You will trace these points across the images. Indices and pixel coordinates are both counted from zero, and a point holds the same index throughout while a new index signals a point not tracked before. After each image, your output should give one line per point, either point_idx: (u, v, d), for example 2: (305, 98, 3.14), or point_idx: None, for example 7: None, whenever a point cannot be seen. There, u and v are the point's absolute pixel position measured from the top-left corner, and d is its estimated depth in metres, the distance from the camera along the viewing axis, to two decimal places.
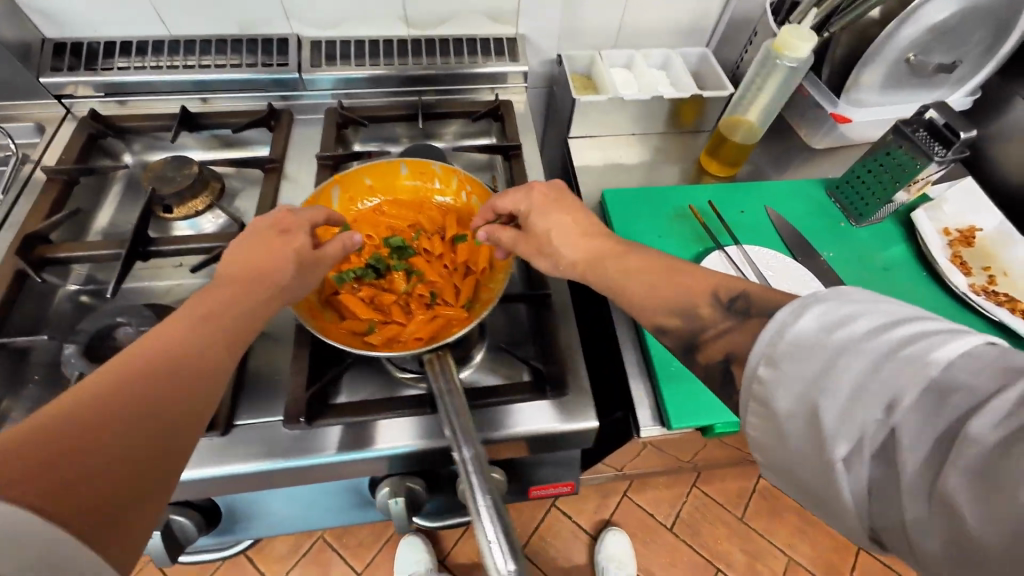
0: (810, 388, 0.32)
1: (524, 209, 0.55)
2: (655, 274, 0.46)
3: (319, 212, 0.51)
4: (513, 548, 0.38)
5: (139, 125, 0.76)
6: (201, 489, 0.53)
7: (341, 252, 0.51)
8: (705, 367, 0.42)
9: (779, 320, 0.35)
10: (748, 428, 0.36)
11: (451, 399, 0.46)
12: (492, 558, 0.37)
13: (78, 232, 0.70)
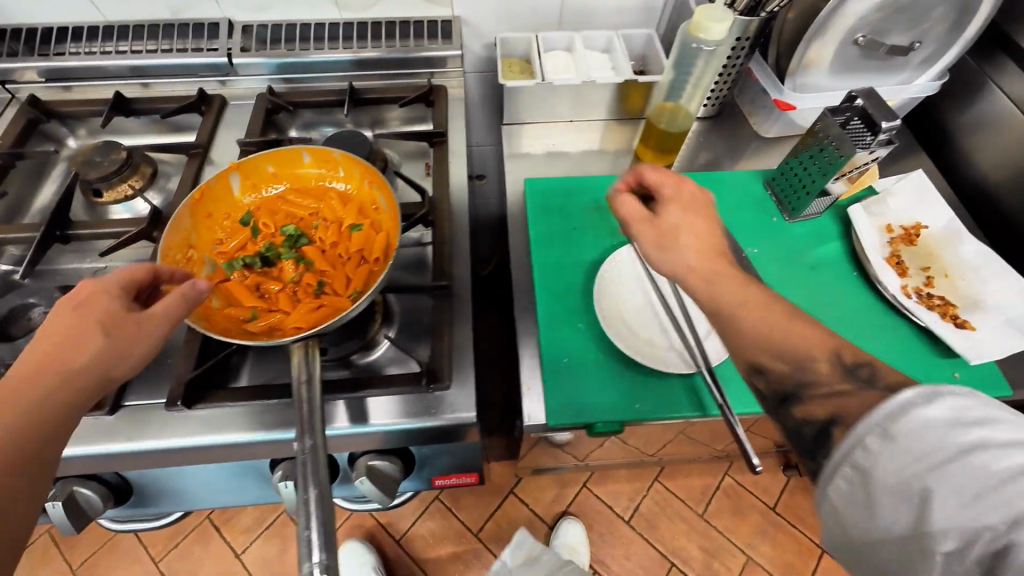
0: (922, 477, 0.31)
1: (668, 194, 0.52)
2: (752, 300, 0.43)
3: (134, 268, 0.43)
4: (326, 541, 0.39)
5: (76, 110, 0.78)
6: (93, 465, 0.55)
7: (178, 305, 0.42)
8: (798, 422, 0.40)
9: (904, 398, 0.33)
10: (830, 490, 0.35)
11: (308, 389, 0.46)
12: (304, 548, 0.39)
13: (13, 214, 0.72)
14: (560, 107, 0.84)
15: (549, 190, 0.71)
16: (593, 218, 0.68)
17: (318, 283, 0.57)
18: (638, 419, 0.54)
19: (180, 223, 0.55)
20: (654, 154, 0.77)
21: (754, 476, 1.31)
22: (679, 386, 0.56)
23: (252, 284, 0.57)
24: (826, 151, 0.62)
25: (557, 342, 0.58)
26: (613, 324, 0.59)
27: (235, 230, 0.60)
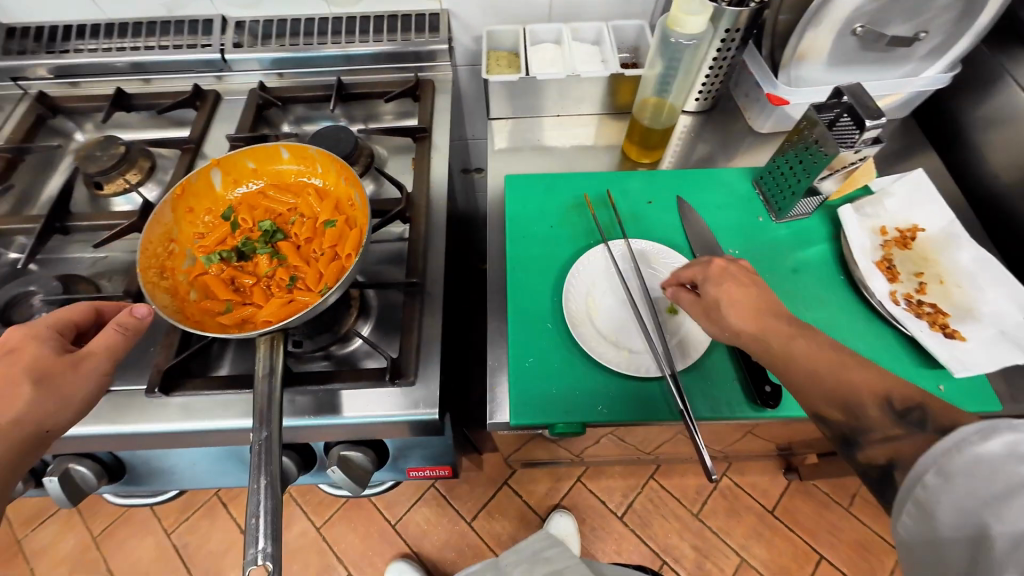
0: (983, 509, 0.31)
1: (699, 275, 0.52)
2: (812, 368, 0.43)
3: (70, 311, 0.48)
4: (272, 530, 0.41)
5: (81, 105, 0.82)
6: (82, 445, 0.59)
7: (112, 337, 0.48)
8: (863, 467, 0.40)
9: (961, 434, 0.34)
10: (899, 526, 0.36)
11: (267, 382, 0.48)
12: (251, 536, 0.40)
13: (22, 206, 0.76)
14: (546, 102, 0.83)
15: (528, 187, 0.71)
16: (571, 216, 0.68)
17: (291, 278, 0.59)
18: (600, 422, 0.54)
19: (161, 217, 0.58)
20: (639, 149, 0.77)
21: (751, 477, 1.29)
22: (645, 391, 0.55)
23: (228, 277, 0.59)
24: (812, 151, 0.59)
25: (524, 341, 0.59)
26: (581, 324, 0.58)
27: (216, 225, 0.62)
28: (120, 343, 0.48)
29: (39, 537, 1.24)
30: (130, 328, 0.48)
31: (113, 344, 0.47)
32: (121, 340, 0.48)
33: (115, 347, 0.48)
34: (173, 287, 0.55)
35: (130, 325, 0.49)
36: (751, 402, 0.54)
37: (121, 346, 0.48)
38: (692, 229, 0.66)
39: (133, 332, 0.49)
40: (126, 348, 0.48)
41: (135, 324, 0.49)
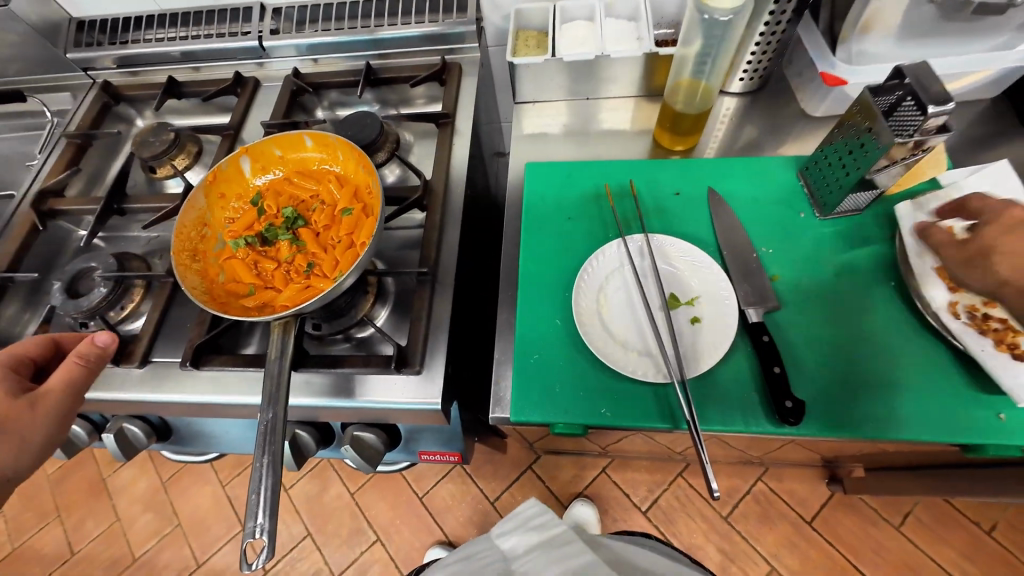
0: None
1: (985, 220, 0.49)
2: None
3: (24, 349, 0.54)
4: (268, 507, 0.44)
5: (138, 93, 0.88)
6: (130, 408, 0.65)
7: (72, 368, 0.52)
8: None
9: None
10: None
11: (279, 363, 0.51)
12: (250, 509, 0.43)
13: (90, 188, 0.84)
14: (574, 84, 0.79)
15: (549, 176, 0.68)
16: (589, 207, 0.65)
17: (309, 265, 0.61)
18: (601, 424, 0.53)
19: (195, 203, 0.61)
20: (671, 136, 0.72)
21: (789, 485, 1.22)
22: (652, 396, 0.53)
23: (253, 261, 0.62)
24: (863, 141, 0.53)
25: (530, 336, 0.58)
26: (590, 323, 0.56)
27: (246, 210, 0.65)
28: (82, 373, 0.53)
29: (118, 478, 1.42)
30: (90, 358, 0.53)
31: (75, 374, 0.52)
32: (84, 369, 0.53)
33: (79, 378, 0.53)
34: (203, 269, 0.59)
35: (91, 355, 0.54)
36: (769, 415, 0.51)
37: (83, 376, 0.53)
38: (720, 225, 0.62)
39: (95, 361, 0.54)
40: (88, 378, 0.53)
41: (96, 353, 0.54)
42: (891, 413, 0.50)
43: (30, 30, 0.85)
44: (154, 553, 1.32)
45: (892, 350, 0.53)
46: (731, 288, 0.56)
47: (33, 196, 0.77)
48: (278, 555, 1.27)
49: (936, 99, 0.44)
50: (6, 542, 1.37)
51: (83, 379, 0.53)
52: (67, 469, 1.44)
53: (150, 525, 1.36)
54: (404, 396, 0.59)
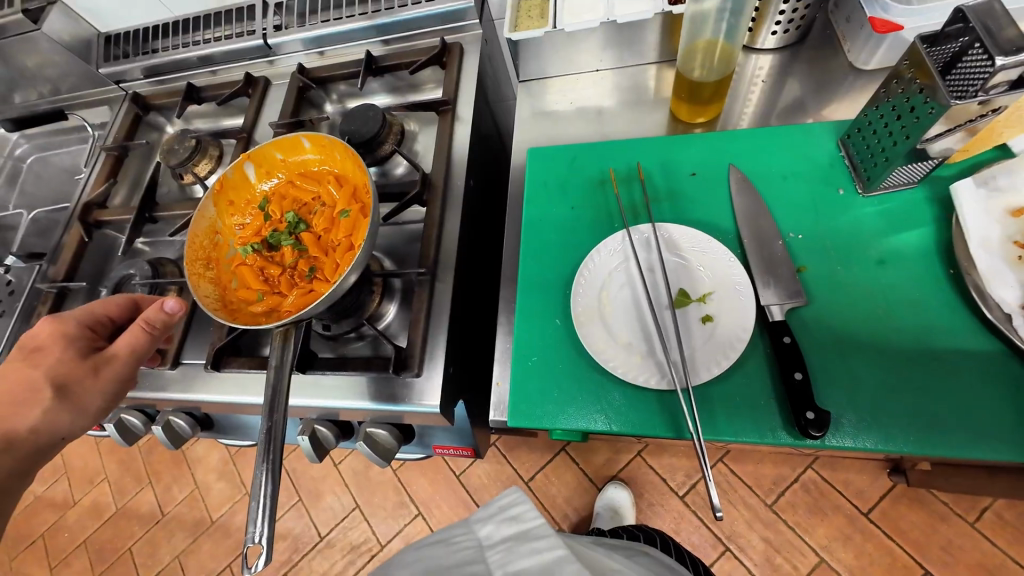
0: None
1: None
2: None
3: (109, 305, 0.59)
4: (268, 513, 0.46)
5: (163, 102, 0.92)
6: (170, 404, 0.71)
7: (139, 333, 0.55)
8: None
9: None
10: None
11: (278, 373, 0.51)
12: (254, 515, 0.46)
13: (131, 197, 0.90)
14: (581, 55, 0.73)
15: (553, 161, 0.64)
16: (593, 195, 0.61)
17: (311, 269, 0.62)
18: (601, 430, 0.50)
19: (205, 212, 0.63)
20: (688, 107, 0.64)
21: (845, 475, 1.13)
22: (656, 402, 0.49)
23: (260, 268, 0.63)
24: (913, 104, 0.44)
25: (529, 337, 0.55)
26: (590, 323, 0.52)
27: (253, 216, 0.67)
28: (147, 337, 0.56)
29: (195, 449, 1.59)
30: (156, 324, 0.56)
31: (141, 338, 0.55)
32: (149, 334, 0.56)
33: (144, 341, 0.56)
34: (217, 277, 0.62)
35: (157, 323, 0.56)
36: (789, 426, 0.45)
37: (148, 341, 0.56)
38: (741, 209, 0.55)
39: (160, 327, 0.56)
40: (152, 341, 0.56)
41: (162, 321, 0.56)
42: (940, 428, 0.43)
43: (66, 50, 0.91)
44: (229, 517, 1.48)
45: (946, 354, 0.46)
46: (749, 283, 0.50)
47: (80, 208, 0.84)
48: (332, 523, 1.38)
49: (1004, 49, 0.36)
50: (111, 502, 1.58)
51: (149, 341, 0.56)
52: (153, 441, 1.62)
53: (224, 492, 1.52)
54: (406, 400, 0.59)
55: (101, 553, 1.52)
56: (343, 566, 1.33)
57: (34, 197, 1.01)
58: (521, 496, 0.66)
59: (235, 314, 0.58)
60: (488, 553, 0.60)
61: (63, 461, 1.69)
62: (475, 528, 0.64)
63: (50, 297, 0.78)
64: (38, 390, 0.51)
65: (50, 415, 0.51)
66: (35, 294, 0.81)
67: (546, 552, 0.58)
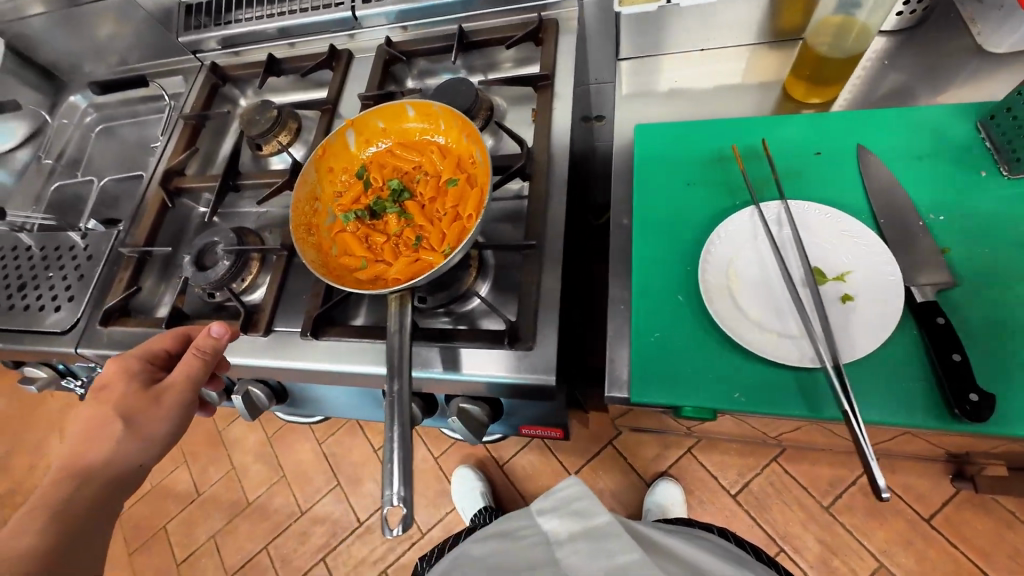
0: None
1: None
2: None
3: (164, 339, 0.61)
4: (404, 479, 0.43)
5: (242, 72, 0.91)
6: (256, 373, 0.69)
7: (193, 362, 0.58)
8: None
9: None
10: None
11: (399, 338, 0.50)
12: (388, 481, 0.44)
13: (206, 167, 0.90)
14: (684, 31, 0.71)
15: (663, 134, 0.62)
16: (711, 171, 0.59)
17: (417, 237, 0.60)
18: (735, 410, 0.48)
19: (306, 177, 0.63)
20: (809, 86, 0.64)
21: (906, 479, 1.11)
22: (795, 381, 0.47)
23: (363, 235, 0.62)
24: None
25: (650, 313, 0.53)
26: (719, 300, 0.51)
27: (352, 184, 0.66)
28: (200, 364, 0.59)
29: (233, 430, 1.59)
30: (207, 350, 0.59)
31: (195, 365, 0.58)
32: (202, 360, 0.59)
33: (198, 368, 0.58)
34: (318, 243, 0.61)
35: (207, 348, 0.59)
36: (946, 409, 0.44)
37: (201, 366, 0.58)
38: (875, 188, 0.53)
39: (211, 352, 0.59)
40: (206, 368, 0.59)
41: (211, 346, 0.59)
42: None
43: None
44: (266, 498, 1.48)
45: None
46: (894, 262, 0.48)
47: (161, 176, 0.83)
48: (371, 509, 1.39)
49: None
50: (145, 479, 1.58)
51: (203, 369, 0.59)
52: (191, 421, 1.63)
53: (260, 474, 1.51)
54: (515, 374, 0.57)
55: (136, 530, 1.52)
56: (383, 552, 1.34)
57: (103, 166, 1.01)
58: (582, 490, 0.71)
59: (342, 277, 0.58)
60: (559, 552, 0.64)
61: None
62: (540, 522, 0.70)
63: (132, 263, 0.78)
64: (110, 422, 0.54)
65: (120, 445, 0.53)
66: (115, 260, 0.81)
67: (619, 553, 0.61)
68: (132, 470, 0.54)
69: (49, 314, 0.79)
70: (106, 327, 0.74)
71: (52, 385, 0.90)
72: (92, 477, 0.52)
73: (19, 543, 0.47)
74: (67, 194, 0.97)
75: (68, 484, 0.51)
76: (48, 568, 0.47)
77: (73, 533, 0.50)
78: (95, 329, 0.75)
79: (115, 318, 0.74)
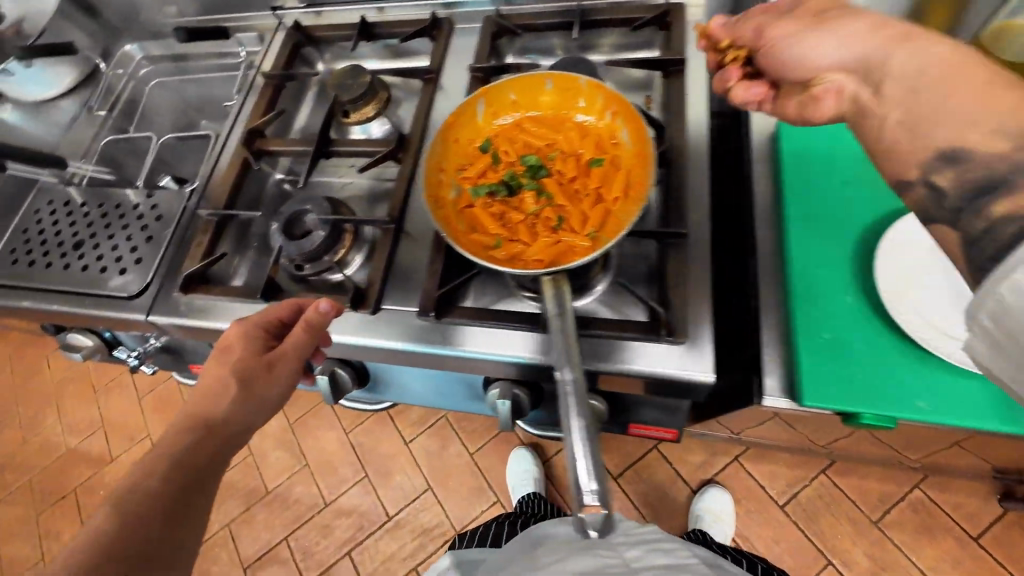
0: None
1: None
2: None
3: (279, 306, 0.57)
4: (597, 473, 0.41)
5: (328, 34, 0.85)
6: (360, 355, 0.65)
7: (302, 334, 0.54)
8: None
9: None
10: None
11: (562, 322, 0.47)
12: (578, 475, 0.41)
13: (284, 132, 0.84)
14: None
15: (815, 135, 0.63)
16: (869, 173, 0.60)
17: (558, 218, 0.57)
18: (916, 417, 0.49)
19: (435, 145, 0.58)
20: None
21: (955, 497, 1.12)
22: (982, 388, 0.49)
23: (498, 212, 0.58)
24: None
25: (816, 315, 0.54)
26: (898, 306, 0.51)
27: (477, 158, 0.61)
28: (307, 338, 0.55)
29: None
30: (314, 324, 0.55)
31: (301, 339, 0.54)
32: (309, 336, 0.55)
33: (304, 342, 0.55)
34: (447, 216, 0.56)
35: (315, 322, 0.55)
36: None
37: (307, 342, 0.55)
38: None
39: (318, 327, 0.55)
40: (311, 342, 0.55)
41: (319, 320, 0.55)
42: None
43: None
44: (286, 487, 1.41)
45: None
46: None
47: (243, 135, 0.77)
48: (401, 503, 1.34)
49: None
50: None
51: (309, 343, 0.55)
52: None
53: (280, 462, 1.44)
54: (665, 369, 0.52)
55: None
56: (413, 549, 1.29)
57: None
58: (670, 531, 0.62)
59: (488, 253, 0.54)
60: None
61: (101, 416, 1.60)
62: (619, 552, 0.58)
63: (211, 226, 0.72)
64: (227, 385, 0.52)
65: (235, 406, 0.52)
66: (190, 222, 0.75)
67: None
68: (240, 431, 0.53)
69: (113, 276, 0.73)
70: (185, 295, 0.68)
71: (96, 354, 0.83)
72: (216, 431, 0.52)
73: (144, 485, 0.47)
74: (120, 149, 0.90)
75: (192, 434, 0.51)
76: (163, 518, 0.47)
77: (188, 486, 0.49)
78: (173, 297, 0.69)
79: (195, 286, 0.69)
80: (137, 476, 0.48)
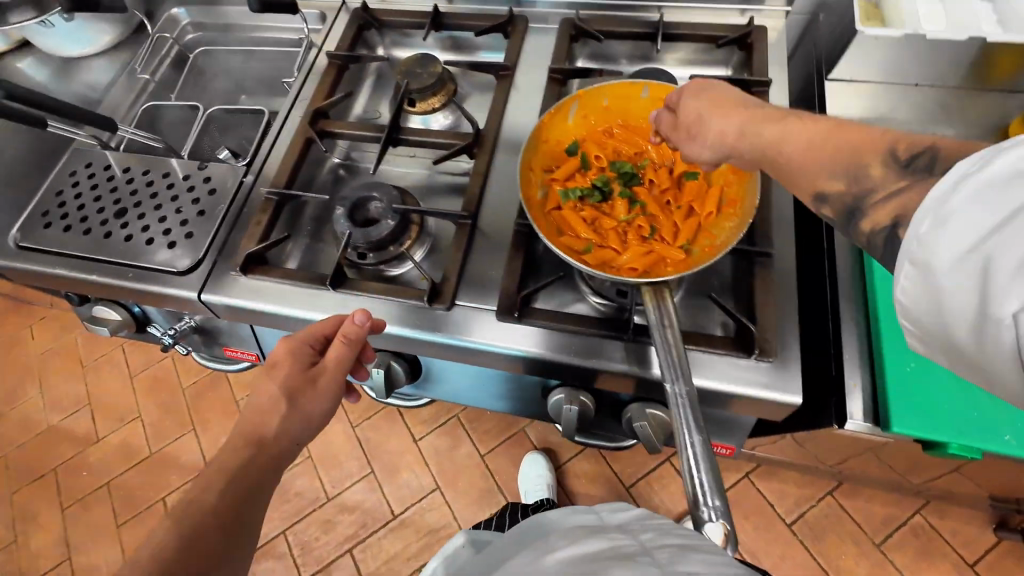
0: None
1: None
2: None
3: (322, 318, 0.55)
4: (718, 486, 0.40)
5: (396, 20, 0.83)
6: (427, 351, 0.63)
7: (342, 348, 0.52)
8: None
9: None
10: None
11: (669, 333, 0.47)
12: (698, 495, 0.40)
13: (343, 116, 0.81)
14: (897, 63, 0.71)
15: None
16: None
17: (650, 227, 0.56)
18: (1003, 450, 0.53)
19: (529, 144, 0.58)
20: None
21: (954, 524, 1.16)
22: None
23: (589, 216, 0.57)
24: None
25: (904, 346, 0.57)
26: None
27: (565, 160, 0.61)
28: (349, 350, 0.53)
29: None
30: (353, 337, 0.52)
31: (344, 352, 0.52)
32: (350, 348, 0.52)
33: (348, 354, 0.53)
34: (537, 216, 0.56)
35: (354, 335, 0.52)
36: None
37: (350, 353, 0.52)
38: None
39: (359, 340, 0.53)
40: (354, 354, 0.53)
41: (357, 333, 0.52)
42: None
43: None
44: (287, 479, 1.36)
45: None
46: None
47: (308, 115, 0.75)
48: (408, 502, 1.31)
49: None
50: (143, 443, 1.43)
51: (352, 354, 0.53)
52: (203, 386, 1.49)
53: None
54: (758, 388, 0.52)
55: (127, 500, 1.37)
56: (418, 549, 1.26)
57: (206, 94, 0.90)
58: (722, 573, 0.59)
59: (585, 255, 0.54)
60: None
61: (88, 392, 1.52)
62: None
63: (269, 206, 0.69)
64: (277, 399, 0.50)
65: (287, 422, 0.49)
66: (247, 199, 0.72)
67: None
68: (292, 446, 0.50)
69: (158, 250, 0.69)
70: (245, 276, 0.65)
71: (122, 330, 0.78)
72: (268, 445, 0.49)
73: (204, 497, 0.45)
74: (161, 118, 0.85)
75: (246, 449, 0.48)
76: (224, 526, 0.45)
77: (246, 497, 0.47)
78: (230, 276, 0.66)
79: (253, 267, 0.66)
80: (195, 489, 0.46)
